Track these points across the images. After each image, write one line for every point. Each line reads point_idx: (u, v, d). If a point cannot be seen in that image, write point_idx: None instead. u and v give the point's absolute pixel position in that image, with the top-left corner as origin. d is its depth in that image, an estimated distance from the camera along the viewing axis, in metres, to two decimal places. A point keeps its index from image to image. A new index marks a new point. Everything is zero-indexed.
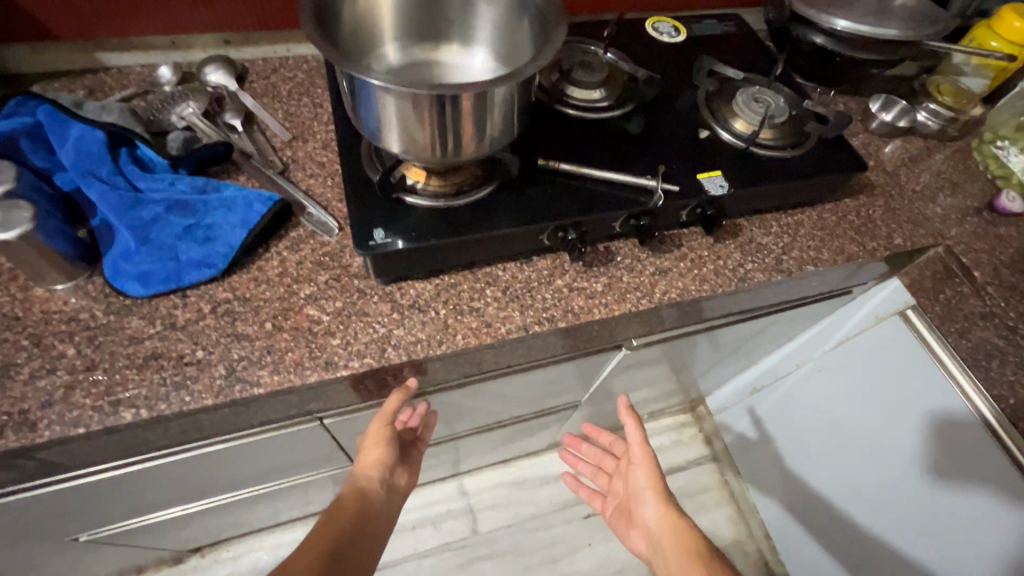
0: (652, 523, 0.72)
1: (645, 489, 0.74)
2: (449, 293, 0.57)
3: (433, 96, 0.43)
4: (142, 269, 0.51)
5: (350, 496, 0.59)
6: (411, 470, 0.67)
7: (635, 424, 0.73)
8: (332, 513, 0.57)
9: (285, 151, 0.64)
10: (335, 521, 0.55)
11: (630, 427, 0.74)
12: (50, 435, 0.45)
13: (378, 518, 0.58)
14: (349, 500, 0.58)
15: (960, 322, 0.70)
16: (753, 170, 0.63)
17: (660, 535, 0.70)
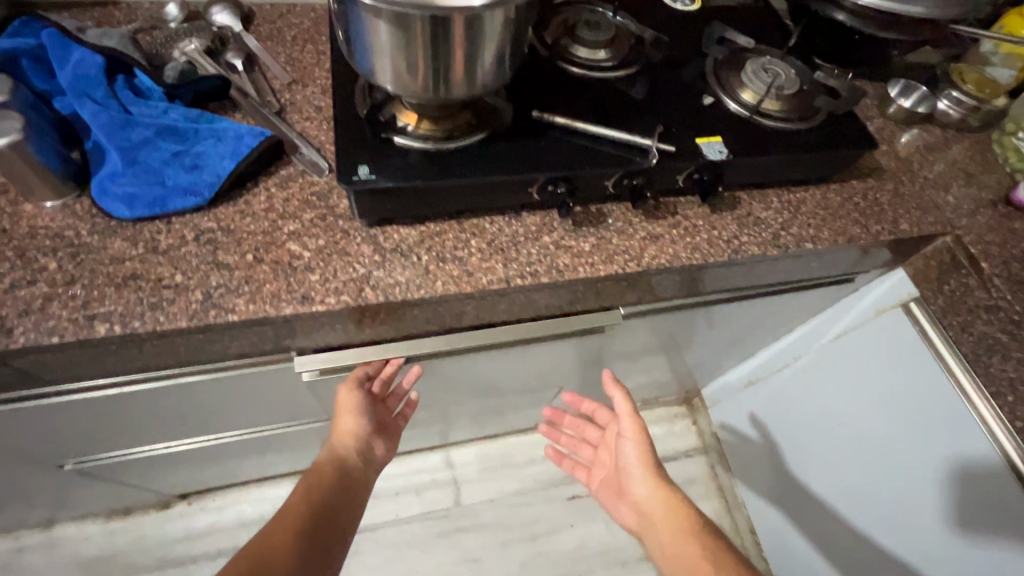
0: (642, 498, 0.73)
1: (632, 464, 0.75)
2: (433, 241, 0.56)
3: (423, 18, 0.42)
4: (129, 191, 0.51)
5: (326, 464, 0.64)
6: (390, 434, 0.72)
7: (624, 396, 0.74)
8: (308, 479, 0.62)
9: (284, 93, 0.64)
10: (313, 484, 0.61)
11: (619, 401, 0.74)
12: (24, 342, 0.45)
13: (355, 481, 0.64)
14: (326, 466, 0.64)
15: (963, 315, 0.68)
16: (756, 139, 0.61)
17: (650, 510, 0.71)
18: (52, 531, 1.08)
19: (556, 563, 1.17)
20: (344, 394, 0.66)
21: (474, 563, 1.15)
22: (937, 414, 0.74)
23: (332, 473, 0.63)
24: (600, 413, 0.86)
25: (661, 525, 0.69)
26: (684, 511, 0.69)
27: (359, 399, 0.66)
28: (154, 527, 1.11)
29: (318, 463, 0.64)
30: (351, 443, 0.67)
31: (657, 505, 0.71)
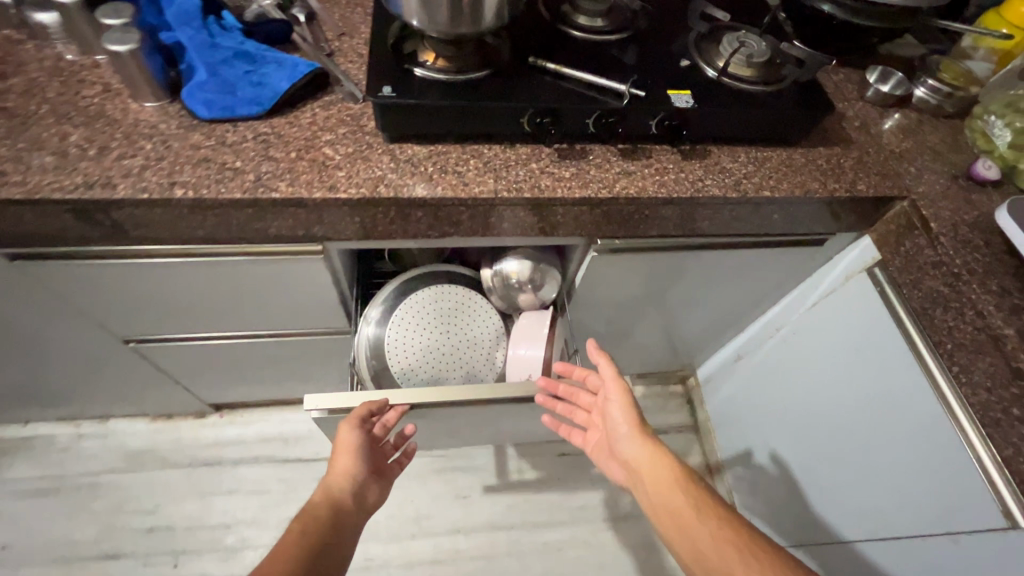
0: (629, 456, 0.74)
1: (619, 425, 0.76)
2: (439, 158, 0.68)
3: None
4: (208, 97, 0.66)
5: (320, 498, 0.68)
6: (382, 484, 0.77)
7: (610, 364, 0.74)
8: (303, 516, 0.64)
9: (335, 42, 0.79)
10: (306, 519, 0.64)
11: (603, 366, 0.76)
12: (123, 195, 0.60)
13: (349, 512, 0.68)
14: (321, 502, 0.67)
15: (915, 272, 0.74)
16: (723, 97, 0.71)
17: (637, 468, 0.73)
18: (106, 424, 1.24)
19: (541, 511, 1.25)
20: (346, 433, 0.72)
21: (464, 500, 1.24)
22: (894, 379, 0.79)
23: (327, 510, 0.66)
24: (590, 379, 0.82)
25: (649, 480, 0.71)
26: (672, 461, 0.71)
27: (359, 437, 0.72)
28: (190, 432, 1.26)
29: (311, 502, 0.68)
30: (349, 476, 0.72)
31: (643, 461, 0.72)
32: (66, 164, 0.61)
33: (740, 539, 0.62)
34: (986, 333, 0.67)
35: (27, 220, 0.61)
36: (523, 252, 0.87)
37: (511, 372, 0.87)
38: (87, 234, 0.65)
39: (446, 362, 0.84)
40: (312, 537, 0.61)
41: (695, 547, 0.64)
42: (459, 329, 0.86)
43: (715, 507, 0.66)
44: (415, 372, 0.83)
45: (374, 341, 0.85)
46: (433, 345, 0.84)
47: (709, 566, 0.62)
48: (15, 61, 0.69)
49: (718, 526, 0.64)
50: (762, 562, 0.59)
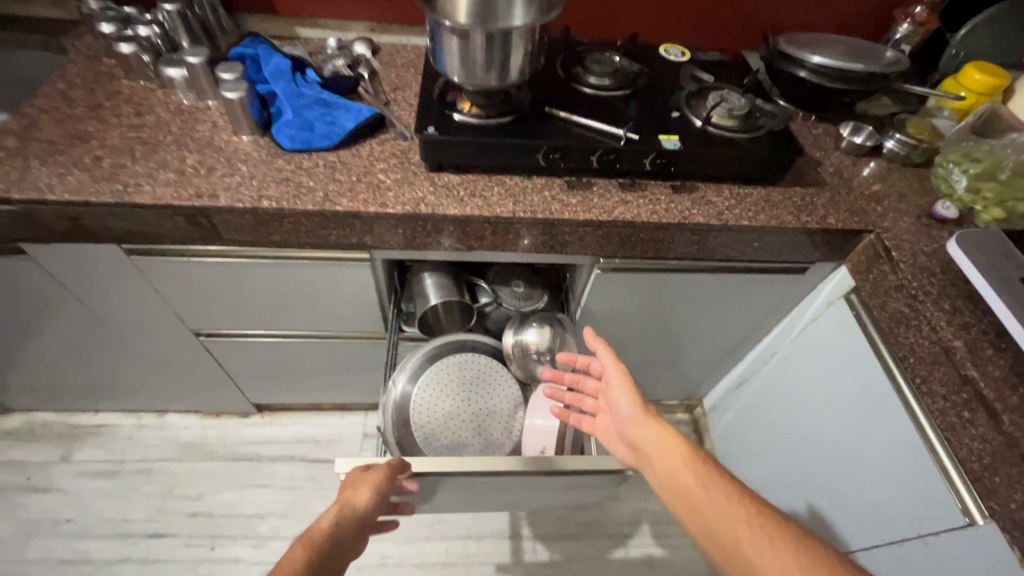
0: (631, 434, 0.69)
1: (621, 407, 0.73)
2: (470, 185, 0.84)
3: (484, 34, 0.72)
4: (293, 133, 0.84)
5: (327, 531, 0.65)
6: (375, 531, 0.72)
7: (604, 345, 0.74)
8: (304, 546, 0.61)
9: (391, 94, 0.98)
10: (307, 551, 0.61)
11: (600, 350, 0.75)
12: (223, 203, 0.77)
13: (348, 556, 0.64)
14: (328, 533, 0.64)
15: (882, 296, 0.84)
16: (706, 142, 0.85)
17: (643, 447, 0.68)
18: (164, 418, 1.40)
19: (548, 525, 1.31)
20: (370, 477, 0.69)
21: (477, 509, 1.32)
22: (870, 398, 0.87)
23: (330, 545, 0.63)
24: (594, 365, 0.81)
25: (654, 457, 0.66)
26: (678, 436, 0.66)
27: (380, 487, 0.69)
28: (234, 430, 1.39)
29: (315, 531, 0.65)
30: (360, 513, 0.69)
31: (647, 439, 0.68)
32: (183, 179, 0.79)
33: (748, 511, 0.57)
34: (941, 346, 0.75)
35: (148, 221, 0.79)
36: (542, 324, 0.92)
37: (526, 447, 0.88)
38: (190, 236, 0.82)
39: (465, 429, 0.86)
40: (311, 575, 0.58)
41: (701, 521, 0.58)
42: (480, 397, 0.89)
43: (721, 478, 0.61)
44: (435, 437, 0.85)
45: (399, 403, 0.87)
46: (454, 411, 0.87)
47: (717, 542, 0.57)
48: (149, 104, 0.90)
49: (726, 500, 0.58)
50: (769, 536, 0.54)
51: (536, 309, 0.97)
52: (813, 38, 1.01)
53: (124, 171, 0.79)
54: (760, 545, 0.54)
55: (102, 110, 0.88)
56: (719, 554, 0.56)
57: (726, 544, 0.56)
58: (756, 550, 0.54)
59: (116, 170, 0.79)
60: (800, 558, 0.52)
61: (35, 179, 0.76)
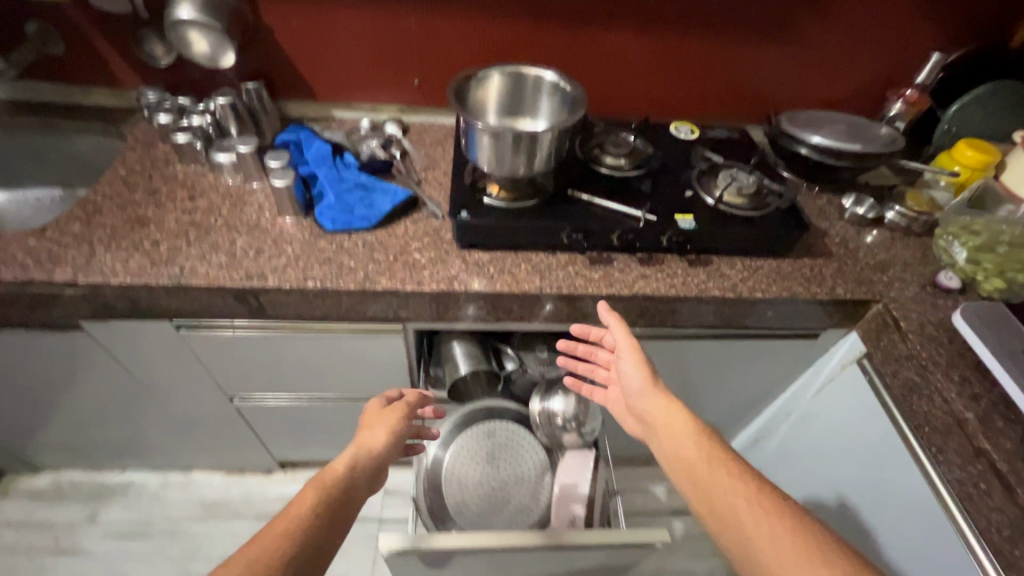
0: (641, 407, 0.76)
1: (632, 381, 0.78)
2: (498, 262, 0.90)
3: (514, 134, 0.79)
4: (334, 215, 0.91)
5: (341, 468, 0.69)
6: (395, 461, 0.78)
7: (620, 320, 0.80)
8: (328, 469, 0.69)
9: (422, 173, 1.05)
10: (321, 483, 0.66)
11: (616, 327, 0.80)
12: (272, 284, 0.83)
13: (364, 487, 0.69)
14: (343, 467, 0.70)
15: (894, 364, 0.88)
16: (717, 220, 0.91)
17: (653, 421, 0.74)
18: (188, 475, 1.42)
19: None
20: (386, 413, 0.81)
21: None
22: (886, 463, 0.89)
23: (342, 481, 0.67)
24: (606, 339, 0.86)
25: (662, 430, 0.73)
26: (685, 412, 0.73)
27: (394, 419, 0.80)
28: (257, 487, 1.41)
29: (333, 466, 0.71)
30: (376, 452, 0.74)
31: (657, 413, 0.74)
32: (234, 262, 0.85)
33: (748, 488, 0.64)
34: (953, 417, 0.78)
35: (201, 301, 0.84)
36: (567, 392, 0.95)
37: (555, 512, 0.90)
38: (237, 314, 0.88)
39: (494, 496, 0.89)
40: (323, 507, 0.62)
41: (704, 492, 0.65)
42: (507, 464, 0.92)
43: (723, 457, 0.68)
44: (466, 505, 0.88)
45: (431, 472, 0.90)
46: (483, 479, 0.90)
47: (716, 513, 0.63)
48: (201, 188, 0.98)
49: (727, 475, 0.65)
50: (767, 512, 0.61)
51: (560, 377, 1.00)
52: (812, 117, 1.09)
53: (180, 255, 0.85)
54: (759, 519, 0.61)
55: (158, 194, 0.95)
56: (718, 524, 0.63)
57: (726, 516, 0.62)
58: (754, 522, 0.60)
59: (173, 253, 0.85)
60: (794, 530, 0.59)
61: (100, 264, 0.83)
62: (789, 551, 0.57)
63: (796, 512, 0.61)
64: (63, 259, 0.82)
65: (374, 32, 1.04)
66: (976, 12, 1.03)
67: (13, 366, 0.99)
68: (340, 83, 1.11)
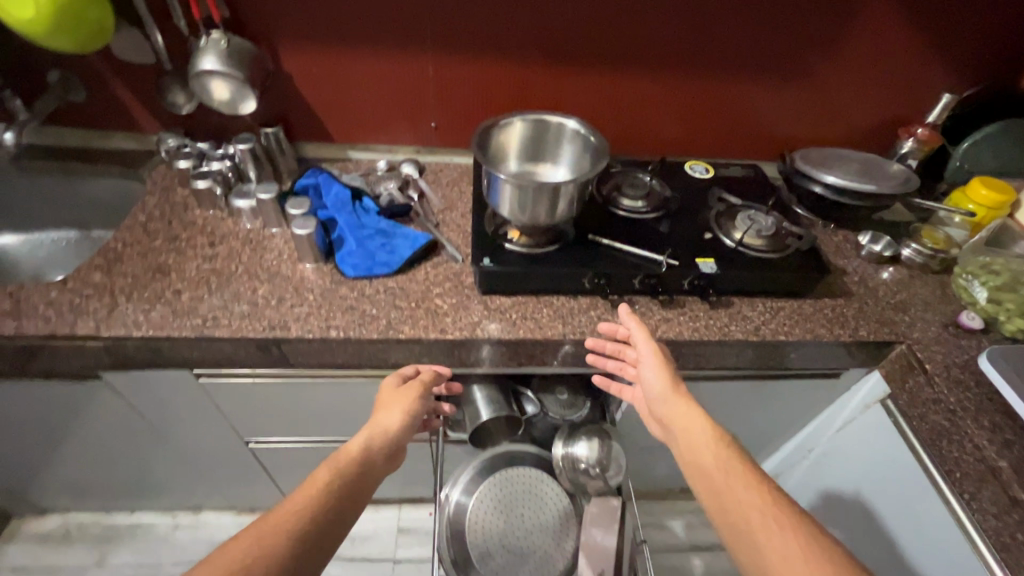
0: (661, 413, 0.75)
1: (653, 385, 0.77)
2: (521, 307, 0.90)
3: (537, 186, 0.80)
4: (356, 262, 0.91)
5: (356, 451, 0.69)
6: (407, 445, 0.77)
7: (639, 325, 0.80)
8: (340, 456, 0.68)
9: (440, 214, 1.06)
10: (335, 466, 0.66)
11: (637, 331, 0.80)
12: (295, 333, 0.82)
13: (377, 472, 0.70)
14: (356, 453, 0.69)
15: (920, 407, 0.86)
16: (739, 263, 0.91)
17: (672, 424, 0.73)
18: (198, 516, 1.40)
19: None
20: (404, 397, 0.78)
21: None
22: (917, 507, 0.88)
23: (356, 467, 0.67)
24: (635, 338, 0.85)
25: (681, 436, 0.72)
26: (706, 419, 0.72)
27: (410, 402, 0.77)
28: None
29: (346, 450, 0.70)
30: (391, 434, 0.74)
31: (675, 417, 0.73)
32: (257, 310, 0.85)
33: (762, 498, 0.63)
34: (985, 465, 0.78)
35: (223, 351, 0.84)
36: (591, 437, 0.94)
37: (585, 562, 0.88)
38: (259, 363, 0.87)
39: (518, 546, 0.88)
40: (331, 498, 0.62)
41: (719, 502, 0.64)
42: (531, 512, 0.91)
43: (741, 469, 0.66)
44: (490, 555, 0.87)
45: (454, 520, 0.89)
46: (507, 528, 0.89)
47: (729, 520, 0.63)
48: (221, 233, 0.98)
49: (741, 483, 0.64)
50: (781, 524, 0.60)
51: (581, 419, 0.99)
52: (826, 156, 1.10)
53: (202, 304, 0.85)
54: (773, 530, 0.60)
55: (179, 241, 0.95)
56: (731, 533, 0.62)
57: (738, 525, 0.61)
58: (767, 536, 0.59)
59: (195, 303, 0.85)
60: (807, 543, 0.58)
61: (122, 315, 0.82)
62: (799, 564, 0.56)
63: (817, 530, 0.60)
64: (85, 311, 0.82)
65: (392, 77, 1.05)
66: (987, 53, 1.05)
67: (28, 414, 0.98)
68: (357, 125, 1.12)
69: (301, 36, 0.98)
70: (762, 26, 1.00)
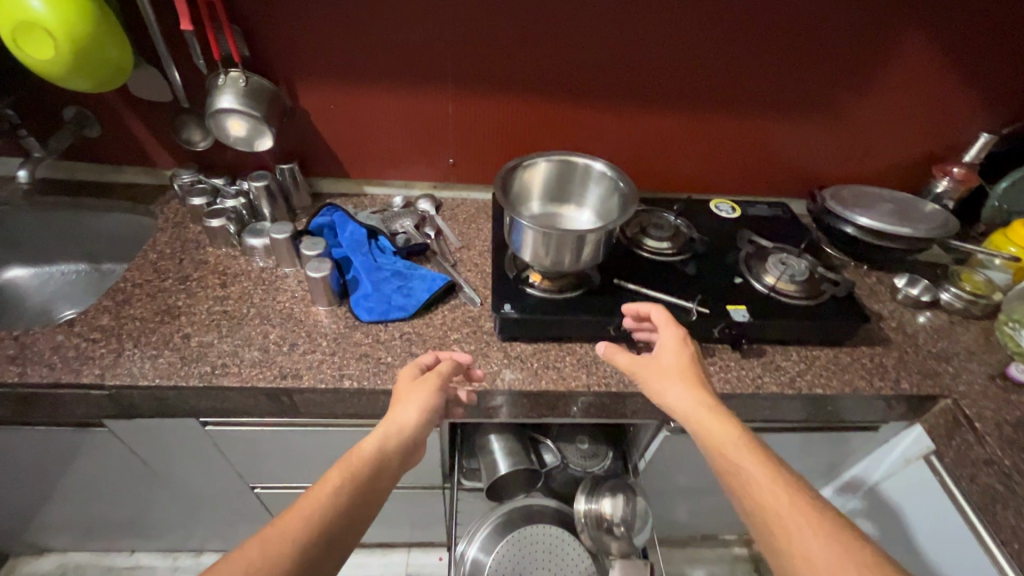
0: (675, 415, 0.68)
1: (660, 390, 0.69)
2: (543, 355, 0.85)
3: (562, 233, 0.76)
4: (371, 305, 0.88)
5: (369, 452, 0.63)
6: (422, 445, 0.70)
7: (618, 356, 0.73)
8: (350, 457, 0.61)
9: (457, 253, 1.03)
10: (346, 467, 0.60)
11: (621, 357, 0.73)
12: (307, 383, 0.78)
13: (390, 476, 0.63)
14: (367, 454, 0.62)
15: (970, 467, 0.81)
16: (774, 310, 0.86)
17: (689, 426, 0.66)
18: (200, 557, 1.36)
19: None
20: (421, 391, 0.71)
21: None
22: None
23: (368, 469, 0.61)
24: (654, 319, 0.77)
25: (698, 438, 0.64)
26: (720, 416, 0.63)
27: (429, 397, 0.70)
28: None
29: (357, 449, 0.63)
30: (407, 434, 0.67)
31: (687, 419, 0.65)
32: (268, 357, 0.81)
33: (808, 508, 0.55)
34: None
35: (230, 400, 0.80)
36: (615, 492, 0.89)
37: None
38: (268, 413, 0.83)
39: None
40: (340, 503, 0.56)
41: (755, 518, 0.56)
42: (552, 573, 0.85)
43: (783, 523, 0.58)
44: None
45: None
46: None
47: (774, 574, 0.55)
48: (233, 273, 0.95)
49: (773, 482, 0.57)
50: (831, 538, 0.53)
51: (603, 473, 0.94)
52: (858, 196, 1.06)
53: (210, 350, 0.81)
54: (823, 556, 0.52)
55: (189, 281, 0.92)
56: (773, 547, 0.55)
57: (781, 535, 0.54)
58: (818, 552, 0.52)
59: (204, 348, 0.82)
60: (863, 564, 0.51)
61: (128, 362, 0.79)
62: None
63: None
64: (91, 358, 0.79)
65: (410, 113, 1.03)
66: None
67: (27, 459, 0.94)
68: (373, 161, 1.10)
69: (320, 74, 0.96)
70: (791, 64, 0.97)
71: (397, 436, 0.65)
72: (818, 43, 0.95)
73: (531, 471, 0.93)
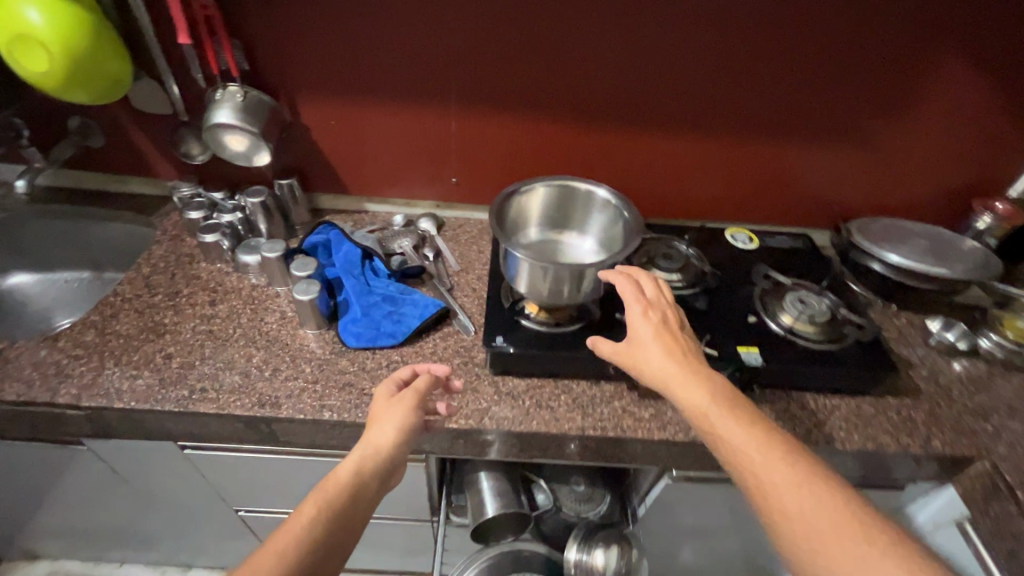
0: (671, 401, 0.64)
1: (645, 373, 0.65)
2: (535, 392, 0.80)
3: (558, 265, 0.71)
4: (360, 330, 0.84)
5: (344, 477, 0.58)
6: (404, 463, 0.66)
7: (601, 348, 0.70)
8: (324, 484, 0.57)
9: (454, 276, 0.98)
10: (321, 497, 0.56)
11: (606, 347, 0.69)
12: (286, 413, 0.75)
13: (368, 503, 0.59)
14: (342, 481, 0.58)
15: (1010, 542, 0.71)
16: (789, 353, 0.79)
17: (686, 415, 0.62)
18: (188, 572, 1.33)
19: None
20: (397, 408, 0.65)
21: None
22: None
23: (342, 497, 0.56)
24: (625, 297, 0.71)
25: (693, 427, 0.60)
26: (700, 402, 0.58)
27: (406, 416, 0.65)
28: None
29: (332, 474, 0.59)
30: (384, 454, 0.62)
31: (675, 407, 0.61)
32: (248, 383, 0.78)
33: (811, 515, 0.50)
34: None
35: (207, 427, 0.77)
36: (608, 543, 0.86)
37: None
38: (245, 441, 0.80)
39: None
40: (313, 538, 0.52)
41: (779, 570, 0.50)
42: None
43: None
44: None
45: None
46: None
47: None
48: (223, 290, 0.93)
49: (759, 463, 0.53)
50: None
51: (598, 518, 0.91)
52: (888, 229, 0.99)
53: (191, 372, 0.79)
54: None
55: (178, 298, 0.90)
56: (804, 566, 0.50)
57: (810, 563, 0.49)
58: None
59: (185, 370, 0.79)
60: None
61: (106, 382, 0.77)
62: None
63: None
64: (70, 376, 0.77)
65: (413, 131, 1.00)
66: None
67: (10, 472, 0.93)
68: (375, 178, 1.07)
69: (320, 89, 0.94)
70: (816, 87, 0.91)
71: (373, 457, 0.61)
72: (847, 65, 0.88)
73: (521, 515, 0.87)
